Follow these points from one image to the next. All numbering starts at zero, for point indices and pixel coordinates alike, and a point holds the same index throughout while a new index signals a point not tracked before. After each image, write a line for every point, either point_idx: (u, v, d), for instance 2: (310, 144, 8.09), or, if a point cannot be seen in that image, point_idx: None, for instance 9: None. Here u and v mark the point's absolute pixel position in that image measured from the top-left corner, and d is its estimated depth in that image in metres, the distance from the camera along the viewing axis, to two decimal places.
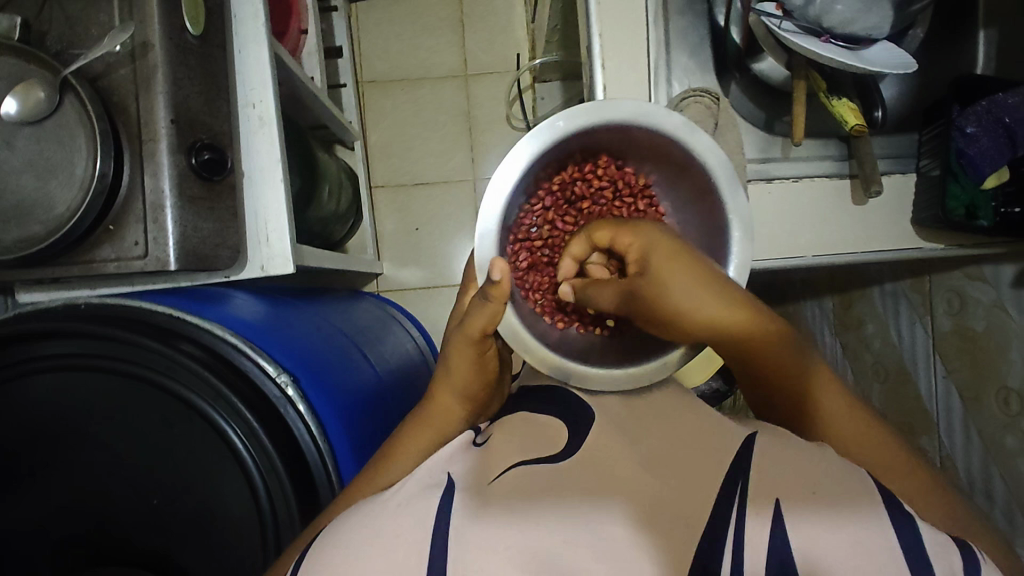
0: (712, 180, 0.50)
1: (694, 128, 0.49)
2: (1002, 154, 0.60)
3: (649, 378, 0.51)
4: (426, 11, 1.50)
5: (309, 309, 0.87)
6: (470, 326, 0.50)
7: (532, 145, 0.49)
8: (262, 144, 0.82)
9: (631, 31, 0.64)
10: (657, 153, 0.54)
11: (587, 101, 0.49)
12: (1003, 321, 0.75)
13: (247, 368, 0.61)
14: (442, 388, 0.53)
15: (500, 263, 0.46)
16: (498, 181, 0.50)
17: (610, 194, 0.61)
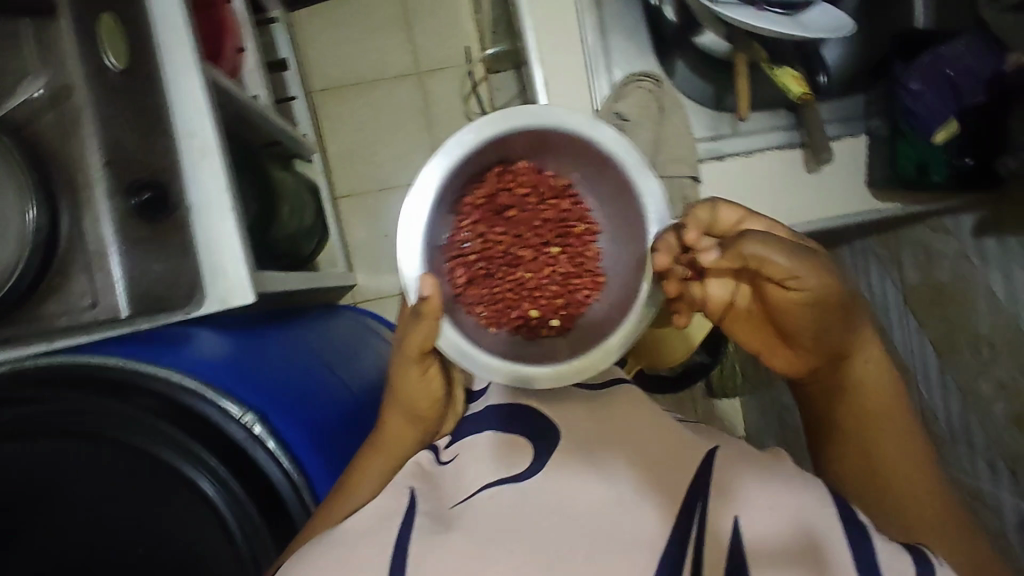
0: (623, 171, 0.50)
1: (597, 123, 0.49)
2: (947, 106, 0.59)
3: (595, 368, 0.50)
4: (369, 11, 1.46)
5: (278, 333, 0.84)
6: (409, 345, 0.49)
7: (444, 163, 0.49)
8: (208, 175, 0.78)
9: (564, 22, 0.62)
10: (570, 151, 0.53)
11: (489, 112, 0.49)
12: (968, 271, 0.75)
13: (210, 412, 0.60)
14: (396, 411, 0.54)
15: (429, 280, 0.45)
16: (413, 201, 0.49)
17: (535, 199, 0.60)
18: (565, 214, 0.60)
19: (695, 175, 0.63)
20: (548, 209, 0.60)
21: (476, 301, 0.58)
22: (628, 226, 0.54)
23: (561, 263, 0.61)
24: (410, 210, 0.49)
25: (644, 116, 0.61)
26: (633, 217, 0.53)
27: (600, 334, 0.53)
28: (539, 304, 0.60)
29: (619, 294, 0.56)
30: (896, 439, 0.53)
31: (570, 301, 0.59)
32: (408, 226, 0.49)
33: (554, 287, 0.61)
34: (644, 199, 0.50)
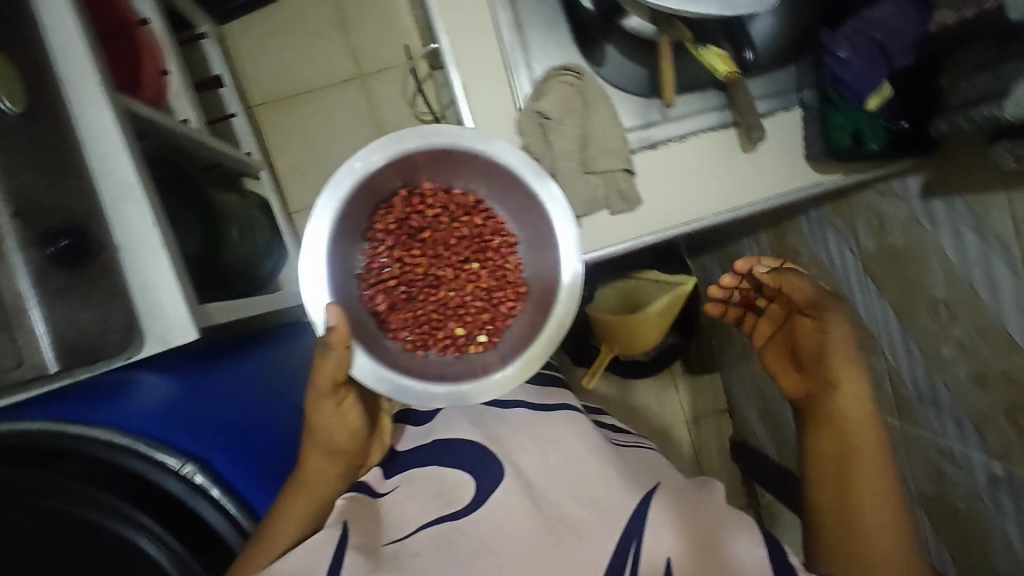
0: (519, 174, 0.56)
1: (488, 137, 0.55)
2: (878, 73, 0.56)
3: (525, 375, 0.55)
4: (303, 16, 1.40)
5: (239, 368, 0.79)
6: (321, 377, 0.50)
7: (337, 191, 0.54)
8: (133, 213, 0.73)
9: (475, 23, 0.60)
10: (468, 166, 0.59)
11: (376, 139, 0.54)
12: (918, 233, 0.73)
13: (141, 469, 0.59)
14: (314, 449, 0.54)
15: (335, 311, 0.47)
16: (312, 235, 0.53)
17: (446, 218, 0.66)
18: (478, 227, 0.66)
19: (628, 168, 0.60)
20: (460, 225, 0.67)
21: (400, 325, 0.65)
22: (536, 234, 0.61)
23: (482, 276, 0.68)
24: (310, 241, 0.53)
25: (568, 113, 0.59)
26: (538, 221, 0.59)
27: (519, 342, 0.60)
28: (463, 321, 0.67)
29: (537, 299, 0.63)
30: (880, 507, 0.56)
31: (492, 315, 0.66)
32: (313, 255, 0.53)
33: (476, 301, 0.67)
34: (547, 205, 0.56)
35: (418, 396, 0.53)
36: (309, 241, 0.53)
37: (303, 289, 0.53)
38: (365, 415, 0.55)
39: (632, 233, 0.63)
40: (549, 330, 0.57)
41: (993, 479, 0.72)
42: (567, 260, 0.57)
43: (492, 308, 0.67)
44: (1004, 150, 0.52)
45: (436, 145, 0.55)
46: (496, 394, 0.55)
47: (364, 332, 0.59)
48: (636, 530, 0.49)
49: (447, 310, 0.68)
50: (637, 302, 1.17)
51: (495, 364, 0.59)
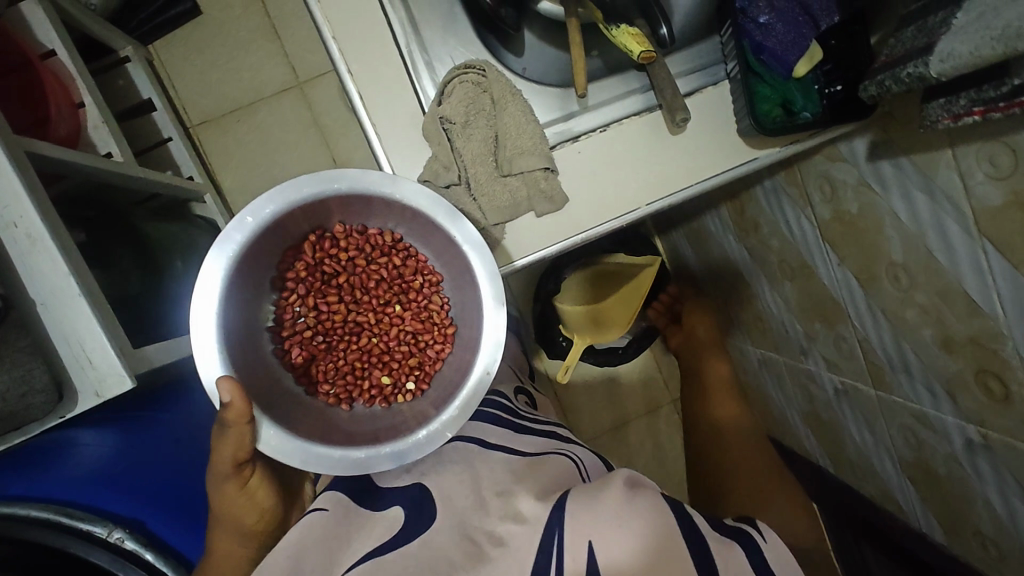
0: (433, 217, 0.52)
1: (395, 178, 0.51)
2: (804, 35, 0.54)
3: (453, 428, 0.53)
4: (233, 27, 1.35)
5: (175, 412, 0.76)
6: (221, 458, 0.51)
7: (230, 251, 0.49)
8: (44, 265, 0.68)
9: (368, 26, 0.55)
10: (376, 208, 0.55)
11: (265, 190, 0.49)
12: (871, 198, 0.69)
13: (68, 544, 0.57)
14: (221, 533, 0.55)
15: (228, 385, 0.47)
16: (202, 302, 0.48)
17: (363, 260, 0.63)
18: (397, 267, 0.63)
19: (548, 165, 0.55)
20: (378, 267, 0.64)
21: (321, 379, 0.62)
22: (456, 273, 0.58)
23: (405, 319, 0.66)
24: (199, 313, 0.47)
25: (476, 114, 0.55)
26: (459, 261, 0.55)
27: (448, 390, 0.57)
28: (389, 369, 0.65)
29: (463, 340, 0.60)
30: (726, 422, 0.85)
31: (419, 360, 0.65)
32: (207, 326, 0.48)
33: (403, 346, 0.66)
34: (463, 245, 0.52)
35: (335, 463, 0.50)
36: (198, 310, 0.47)
37: (199, 363, 0.48)
38: (272, 492, 0.57)
39: (557, 235, 0.59)
40: (475, 382, 0.54)
41: (968, 445, 0.69)
42: (489, 304, 0.53)
43: (420, 353, 0.65)
44: (938, 109, 0.48)
45: (334, 193, 0.50)
46: (427, 449, 0.52)
47: (277, 396, 0.55)
48: (557, 521, 0.47)
49: (371, 357, 0.66)
50: (606, 287, 1.13)
51: (425, 415, 0.56)
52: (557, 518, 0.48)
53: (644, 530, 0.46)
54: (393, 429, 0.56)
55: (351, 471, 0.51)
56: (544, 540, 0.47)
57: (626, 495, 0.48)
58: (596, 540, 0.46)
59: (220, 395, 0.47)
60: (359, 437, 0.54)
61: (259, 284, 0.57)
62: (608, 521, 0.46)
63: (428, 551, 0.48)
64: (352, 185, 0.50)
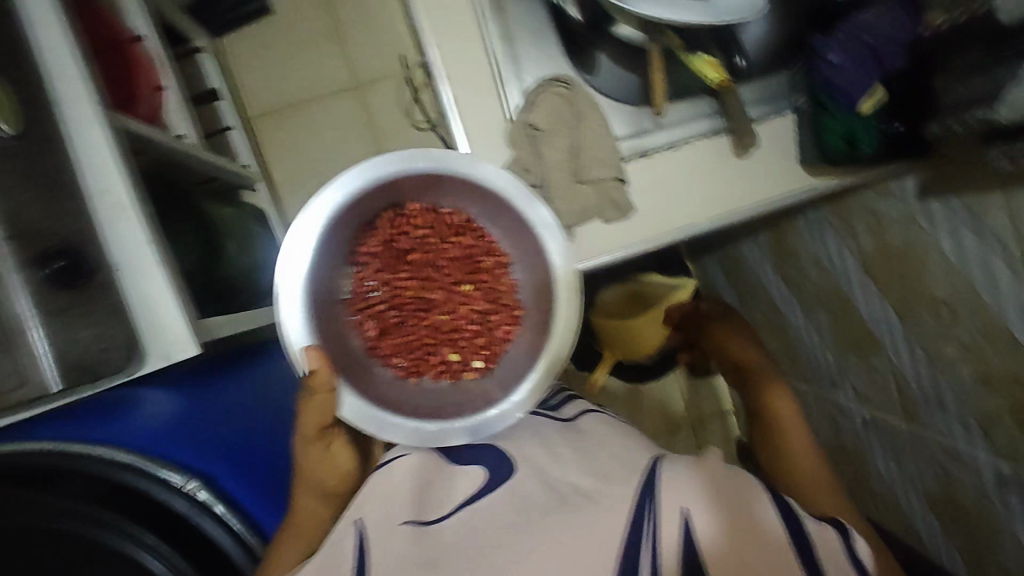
0: (510, 200, 0.56)
1: (475, 160, 0.55)
2: (870, 75, 0.57)
3: (521, 409, 0.56)
4: (300, 27, 1.41)
5: (237, 378, 0.80)
6: (306, 426, 0.53)
7: (318, 224, 0.53)
8: (127, 230, 0.73)
9: (466, 36, 0.60)
10: (455, 187, 0.58)
11: (352, 166, 0.53)
12: (918, 234, 0.73)
13: (150, 488, 0.62)
14: (306, 490, 0.55)
15: (314, 356, 0.51)
16: (289, 272, 0.52)
17: (436, 237, 0.65)
18: (469, 246, 0.65)
19: (622, 176, 0.60)
20: (450, 245, 0.65)
21: (392, 352, 0.64)
22: (528, 256, 0.61)
23: (475, 298, 0.66)
24: (287, 284, 0.52)
25: (560, 123, 0.59)
26: (530, 247, 0.59)
27: (516, 371, 0.60)
28: (458, 346, 0.66)
29: (535, 323, 0.61)
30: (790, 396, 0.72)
31: (488, 339, 0.65)
32: (294, 296, 0.53)
33: (472, 325, 0.66)
34: (537, 227, 0.56)
35: (410, 433, 0.55)
36: (285, 281, 0.52)
37: (286, 332, 0.52)
38: (353, 456, 0.57)
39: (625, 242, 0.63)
40: (540, 368, 0.57)
41: (998, 479, 0.71)
42: (557, 292, 0.57)
43: (488, 332, 0.65)
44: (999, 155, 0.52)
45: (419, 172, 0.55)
46: (494, 427, 0.56)
47: (351, 366, 0.58)
48: (649, 492, 0.47)
49: (440, 333, 0.66)
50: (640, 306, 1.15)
51: (489, 395, 0.59)
52: (643, 493, 0.47)
53: (744, 512, 0.45)
54: (460, 407, 0.58)
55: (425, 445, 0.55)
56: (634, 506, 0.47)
57: (725, 478, 0.48)
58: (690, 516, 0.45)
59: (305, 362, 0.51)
60: (425, 412, 0.58)
61: (337, 259, 0.59)
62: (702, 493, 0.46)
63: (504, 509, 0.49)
64: (433, 167, 0.54)
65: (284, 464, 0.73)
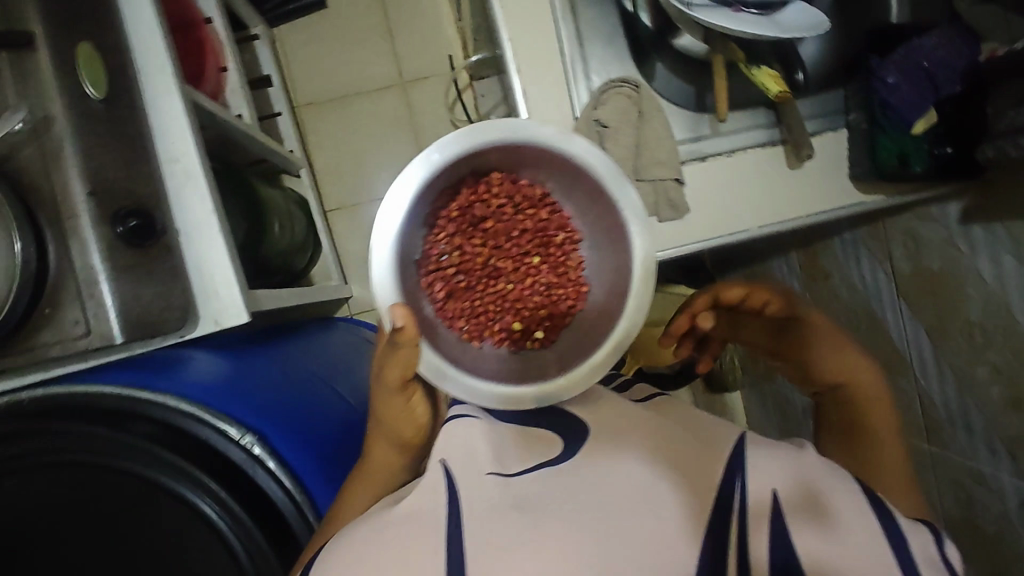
0: (600, 180, 0.54)
1: (570, 135, 0.53)
2: (926, 98, 0.60)
3: (585, 382, 0.54)
4: (353, 23, 1.46)
5: (268, 362, 0.83)
6: (387, 378, 0.52)
7: (411, 182, 0.52)
8: (193, 197, 0.79)
9: (541, 34, 0.63)
10: (544, 161, 0.57)
11: (453, 129, 0.52)
12: (957, 258, 0.75)
13: (207, 436, 0.60)
14: (381, 439, 0.56)
15: (399, 311, 0.47)
16: (382, 225, 0.51)
17: (511, 208, 0.66)
18: (542, 221, 0.67)
19: (678, 177, 0.63)
20: (525, 217, 0.67)
21: (456, 316, 0.65)
22: (606, 231, 0.60)
23: (541, 271, 0.69)
24: (378, 239, 0.51)
25: (625, 121, 0.62)
26: (612, 223, 0.58)
27: (583, 346, 0.59)
28: (521, 316, 0.67)
29: (602, 302, 0.62)
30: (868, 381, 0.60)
31: (552, 311, 0.67)
32: (382, 255, 0.52)
33: (536, 295, 0.68)
34: (625, 210, 0.54)
35: (483, 395, 0.53)
36: (378, 234, 0.51)
37: (373, 285, 0.51)
38: (430, 409, 0.57)
39: (680, 240, 0.65)
40: (612, 343, 0.55)
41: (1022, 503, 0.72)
42: (636, 273, 0.55)
43: (551, 305, 0.67)
44: None
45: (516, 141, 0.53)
46: (561, 396, 0.54)
47: (426, 324, 0.58)
48: (737, 467, 0.45)
49: (505, 302, 0.68)
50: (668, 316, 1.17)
51: (558, 368, 0.58)
52: (736, 463, 0.46)
53: (840, 501, 0.44)
54: (531, 375, 0.58)
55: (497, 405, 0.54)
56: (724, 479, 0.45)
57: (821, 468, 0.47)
58: (782, 491, 0.44)
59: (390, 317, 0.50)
60: (496, 377, 0.57)
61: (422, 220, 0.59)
62: (798, 477, 0.45)
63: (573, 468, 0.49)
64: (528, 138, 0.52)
65: (328, 432, 0.74)
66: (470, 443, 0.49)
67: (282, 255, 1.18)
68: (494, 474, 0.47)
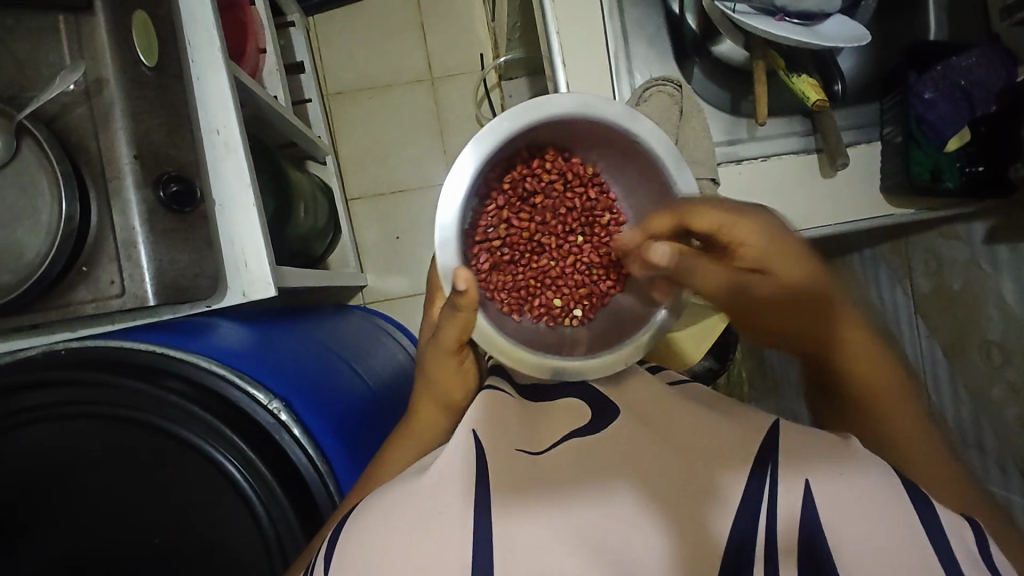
0: (660, 160, 0.55)
1: (636, 115, 0.54)
2: (962, 115, 0.61)
3: (626, 361, 0.56)
4: (386, 16, 1.48)
5: (292, 336, 0.84)
6: (446, 339, 0.56)
7: (480, 150, 0.54)
8: (231, 169, 0.81)
9: (589, 29, 0.65)
10: (604, 140, 0.60)
11: (525, 103, 0.54)
12: (980, 278, 0.77)
13: (237, 399, 0.61)
14: (427, 401, 0.61)
15: (464, 274, 0.50)
16: (450, 189, 0.54)
17: (561, 185, 0.69)
18: (590, 201, 0.70)
19: (713, 178, 0.64)
20: (573, 195, 0.70)
21: (497, 287, 0.67)
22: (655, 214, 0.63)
23: (583, 251, 0.72)
24: (446, 201, 0.54)
25: (665, 119, 0.63)
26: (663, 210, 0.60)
27: (623, 328, 0.62)
28: (561, 293, 0.70)
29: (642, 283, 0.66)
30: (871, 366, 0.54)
31: (590, 291, 0.70)
32: (448, 217, 0.55)
33: (577, 274, 0.71)
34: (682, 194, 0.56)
35: (531, 364, 0.55)
36: (447, 197, 0.54)
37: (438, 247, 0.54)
38: (478, 373, 0.61)
39: None
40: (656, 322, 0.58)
41: None
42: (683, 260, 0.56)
43: (591, 285, 0.71)
44: None
45: (583, 118, 0.55)
46: (601, 375, 0.56)
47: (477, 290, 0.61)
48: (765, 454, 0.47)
49: (545, 280, 0.71)
50: None
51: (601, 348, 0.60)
52: (770, 448, 0.48)
53: (869, 495, 0.44)
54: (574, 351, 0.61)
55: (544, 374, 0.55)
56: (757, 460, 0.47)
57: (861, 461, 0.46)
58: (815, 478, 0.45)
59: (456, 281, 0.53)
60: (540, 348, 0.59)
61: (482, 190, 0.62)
62: (835, 462, 0.46)
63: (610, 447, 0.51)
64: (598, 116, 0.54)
65: (348, 407, 0.76)
66: (500, 419, 0.52)
67: (304, 237, 1.20)
68: (523, 453, 0.50)
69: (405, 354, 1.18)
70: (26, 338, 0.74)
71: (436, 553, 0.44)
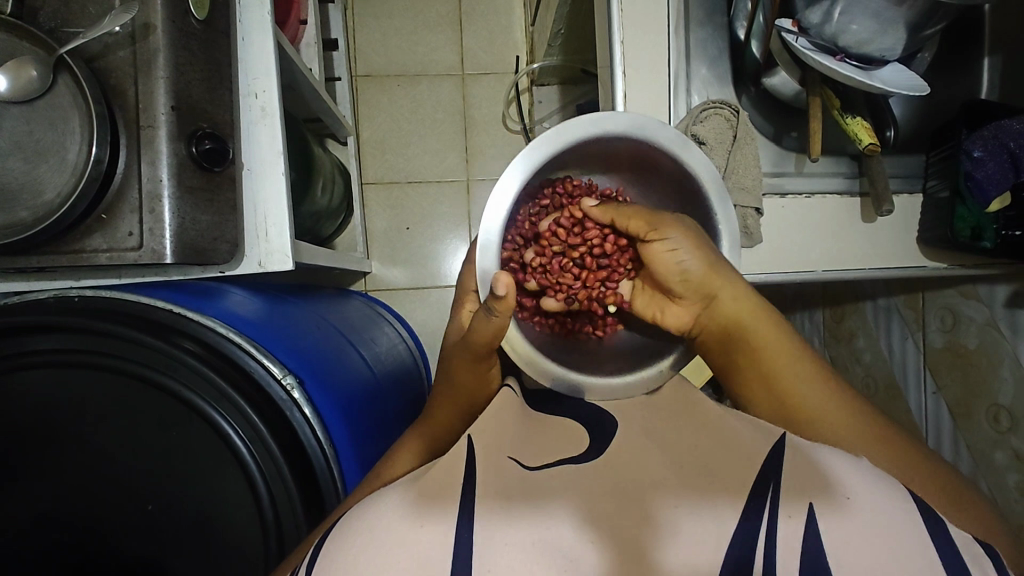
0: (703, 189, 0.59)
1: (687, 143, 0.58)
2: (1006, 178, 0.61)
3: (634, 392, 0.60)
4: (427, 6, 1.48)
5: (303, 312, 0.82)
6: (475, 340, 0.57)
7: (542, 147, 0.56)
8: (264, 135, 0.78)
9: (653, 42, 0.65)
10: (650, 162, 0.63)
11: (596, 112, 0.56)
12: (996, 341, 0.78)
13: (252, 368, 0.59)
14: (445, 399, 0.62)
15: (504, 279, 0.52)
16: (505, 183, 0.56)
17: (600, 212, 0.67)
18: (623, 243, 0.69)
19: (757, 207, 0.65)
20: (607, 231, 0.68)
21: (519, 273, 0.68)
22: None
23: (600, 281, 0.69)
24: (503, 186, 0.56)
25: (719, 142, 0.64)
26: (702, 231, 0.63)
27: (621, 366, 0.64)
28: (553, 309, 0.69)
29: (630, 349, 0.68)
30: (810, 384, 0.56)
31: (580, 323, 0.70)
32: (500, 211, 0.57)
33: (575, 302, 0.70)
34: (720, 223, 0.60)
35: (554, 377, 0.59)
36: (503, 185, 0.56)
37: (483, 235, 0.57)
38: (497, 379, 0.63)
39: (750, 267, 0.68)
40: (657, 369, 0.62)
41: None
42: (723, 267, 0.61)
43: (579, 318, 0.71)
44: None
45: (640, 136, 0.57)
46: (614, 395, 0.60)
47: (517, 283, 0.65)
48: (770, 471, 0.45)
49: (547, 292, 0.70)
50: None
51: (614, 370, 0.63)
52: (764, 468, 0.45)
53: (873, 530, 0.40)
54: (595, 366, 0.64)
55: (562, 388, 0.59)
56: (752, 483, 0.44)
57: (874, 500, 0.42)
58: (819, 502, 0.42)
59: (493, 285, 0.52)
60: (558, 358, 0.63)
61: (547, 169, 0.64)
62: (829, 485, 0.43)
63: (616, 458, 0.49)
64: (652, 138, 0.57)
65: (356, 388, 0.76)
66: (496, 425, 0.53)
67: (317, 215, 1.17)
68: (513, 459, 0.49)
69: (404, 344, 1.16)
70: (30, 279, 0.71)
71: (412, 546, 0.41)
